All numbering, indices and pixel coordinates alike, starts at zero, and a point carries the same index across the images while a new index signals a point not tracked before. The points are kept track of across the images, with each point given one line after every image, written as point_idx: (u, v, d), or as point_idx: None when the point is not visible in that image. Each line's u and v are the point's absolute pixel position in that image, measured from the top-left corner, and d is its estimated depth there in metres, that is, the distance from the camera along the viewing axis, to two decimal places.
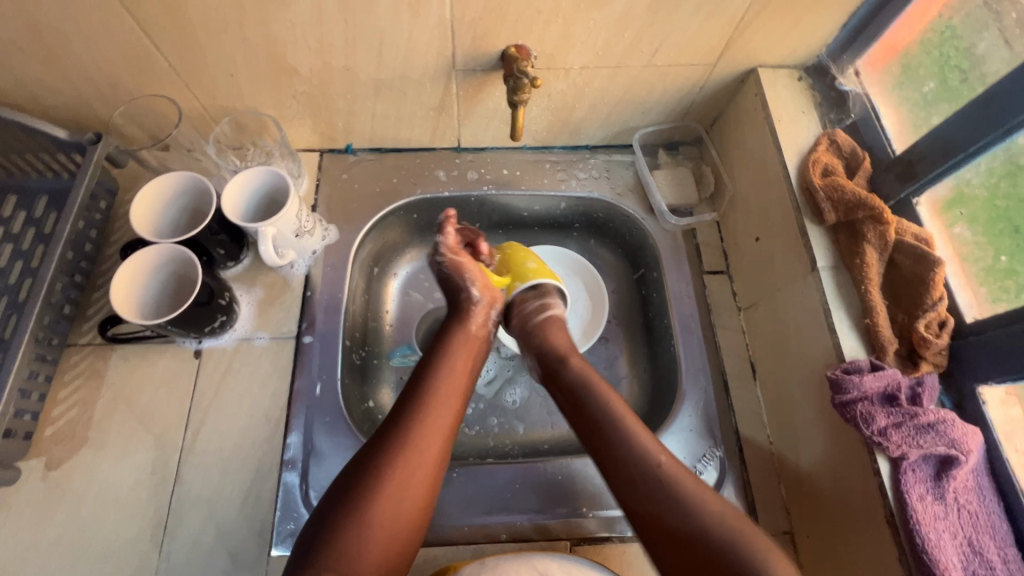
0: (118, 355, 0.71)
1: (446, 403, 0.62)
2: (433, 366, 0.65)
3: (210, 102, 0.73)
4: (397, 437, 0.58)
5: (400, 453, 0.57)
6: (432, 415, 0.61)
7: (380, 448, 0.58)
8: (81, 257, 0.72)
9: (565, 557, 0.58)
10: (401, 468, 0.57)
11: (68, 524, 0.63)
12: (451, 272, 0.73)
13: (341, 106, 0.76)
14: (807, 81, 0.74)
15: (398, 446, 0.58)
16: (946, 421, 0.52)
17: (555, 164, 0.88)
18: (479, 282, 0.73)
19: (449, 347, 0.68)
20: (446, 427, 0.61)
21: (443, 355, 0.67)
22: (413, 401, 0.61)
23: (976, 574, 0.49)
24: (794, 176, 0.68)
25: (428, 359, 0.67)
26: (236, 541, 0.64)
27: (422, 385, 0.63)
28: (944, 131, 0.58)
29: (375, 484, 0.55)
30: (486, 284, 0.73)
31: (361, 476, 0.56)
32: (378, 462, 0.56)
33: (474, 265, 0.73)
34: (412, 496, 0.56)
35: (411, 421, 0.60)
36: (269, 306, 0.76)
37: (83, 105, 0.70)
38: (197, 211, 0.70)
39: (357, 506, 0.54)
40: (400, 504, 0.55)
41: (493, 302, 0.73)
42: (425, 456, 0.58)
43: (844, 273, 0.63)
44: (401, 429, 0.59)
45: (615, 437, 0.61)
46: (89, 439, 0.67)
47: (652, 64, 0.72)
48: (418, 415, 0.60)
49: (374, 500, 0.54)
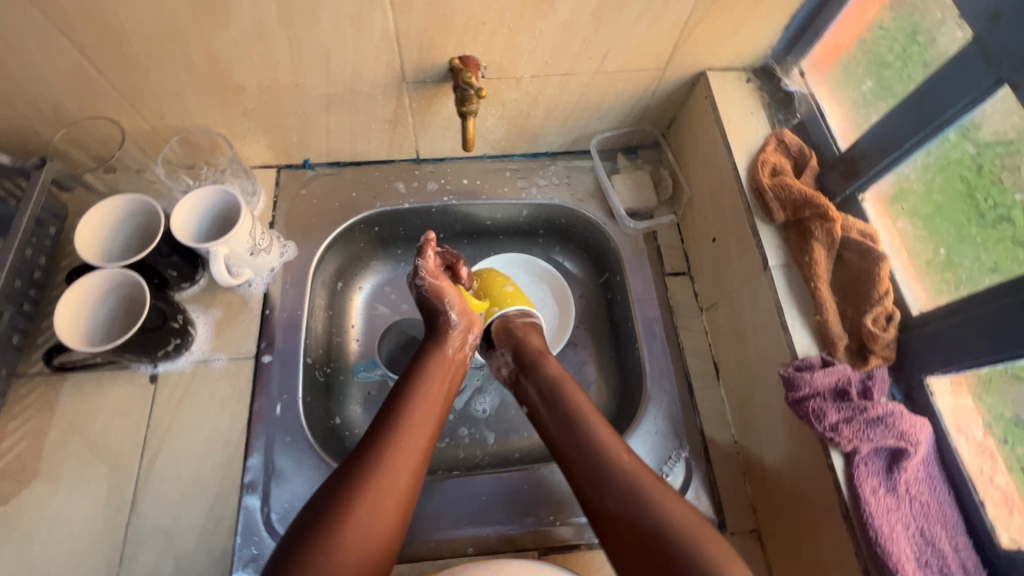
0: (70, 384, 0.70)
1: (422, 428, 0.62)
2: (409, 391, 0.64)
3: (157, 122, 0.72)
4: (371, 463, 0.57)
5: (375, 480, 0.56)
6: (407, 440, 0.60)
7: (354, 474, 0.56)
8: (29, 285, 0.70)
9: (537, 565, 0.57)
10: (375, 497, 0.55)
11: (17, 562, 0.61)
12: (430, 295, 0.72)
13: (294, 121, 0.75)
14: (755, 82, 0.75)
15: (373, 472, 0.56)
16: (895, 414, 0.53)
17: (516, 171, 0.88)
18: (459, 306, 0.72)
19: (425, 370, 0.67)
20: (421, 452, 0.60)
21: (419, 378, 0.66)
22: (388, 425, 0.61)
23: (928, 564, 0.50)
24: (745, 176, 0.69)
25: (403, 383, 0.66)
26: (196, 570, 0.62)
27: (397, 409, 0.62)
28: (883, 129, 0.59)
29: (346, 512, 0.54)
30: (464, 307, 0.73)
31: (331, 501, 0.54)
32: (350, 489, 0.55)
33: (453, 289, 0.73)
34: (386, 524, 0.55)
35: (387, 447, 0.59)
36: (227, 327, 0.75)
37: (24, 130, 0.69)
38: (148, 232, 0.68)
39: (327, 534, 0.52)
40: (373, 532, 0.54)
41: (471, 326, 0.73)
42: (400, 482, 0.57)
43: (795, 271, 0.64)
44: (375, 455, 0.58)
45: (586, 446, 0.62)
46: (41, 471, 0.65)
47: (602, 70, 0.72)
48: (394, 439, 0.59)
49: (345, 529, 0.53)
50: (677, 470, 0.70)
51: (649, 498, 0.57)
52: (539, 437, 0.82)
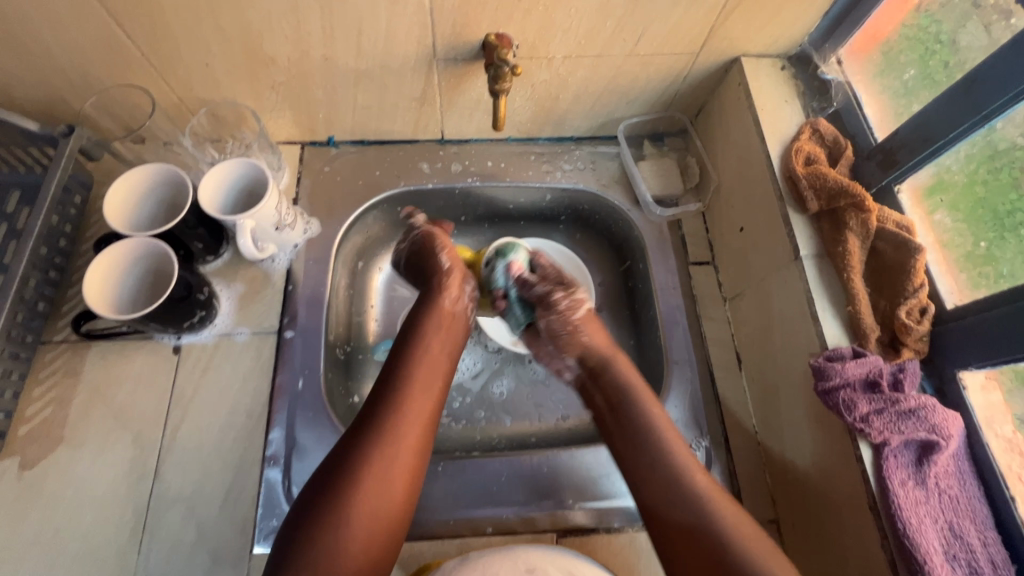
0: (94, 353, 0.70)
1: (423, 388, 0.61)
2: (406, 350, 0.64)
3: (185, 93, 0.71)
4: (373, 428, 0.57)
5: (379, 443, 0.56)
6: (408, 403, 0.59)
7: (357, 439, 0.56)
8: (55, 253, 0.70)
9: (555, 551, 0.55)
10: (382, 462, 0.55)
11: (44, 525, 0.62)
12: (428, 240, 0.74)
13: (321, 97, 0.75)
14: (790, 70, 0.74)
15: (375, 436, 0.56)
16: (927, 407, 0.52)
17: (541, 155, 0.87)
18: (452, 255, 0.73)
19: (423, 327, 0.67)
20: (425, 412, 0.60)
21: (416, 337, 0.66)
22: (388, 390, 0.60)
23: (956, 557, 0.49)
24: (778, 164, 0.68)
25: (400, 341, 0.66)
26: (218, 539, 0.63)
27: (397, 372, 0.62)
28: (925, 119, 0.58)
29: (353, 477, 0.54)
30: (458, 259, 0.74)
31: (340, 469, 0.54)
32: (357, 454, 0.55)
33: (446, 241, 0.74)
34: (394, 485, 0.55)
35: (387, 410, 0.58)
36: (250, 301, 0.75)
37: (53, 97, 0.68)
38: (175, 203, 0.68)
39: (339, 501, 0.52)
40: (382, 491, 0.54)
41: (465, 278, 0.73)
42: (404, 444, 0.57)
43: (827, 261, 0.63)
44: (379, 419, 0.57)
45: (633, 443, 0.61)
46: (65, 438, 0.66)
47: (635, 53, 0.71)
48: (393, 403, 0.59)
49: (355, 495, 0.53)
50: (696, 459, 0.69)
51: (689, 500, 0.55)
52: (555, 423, 0.82)
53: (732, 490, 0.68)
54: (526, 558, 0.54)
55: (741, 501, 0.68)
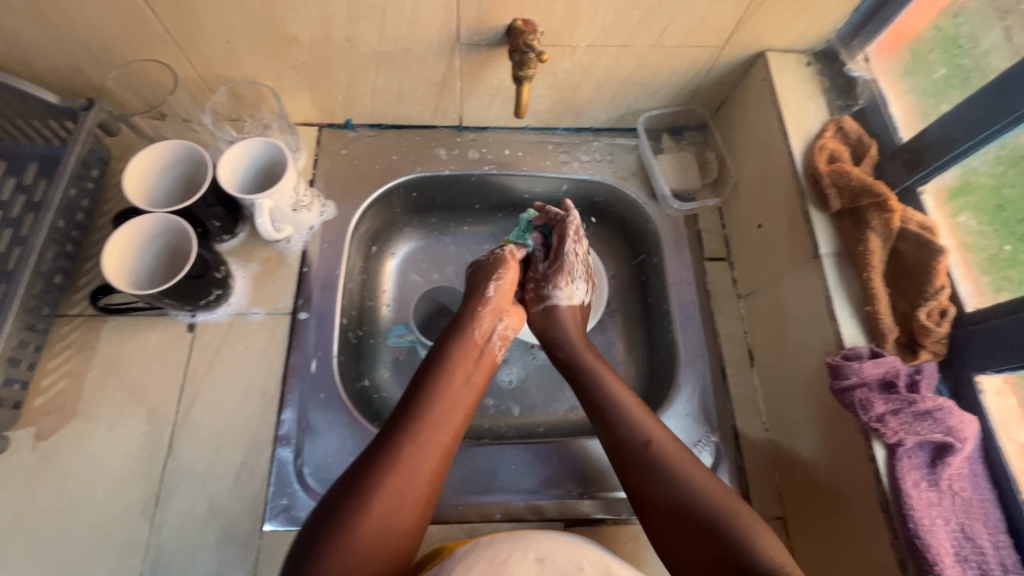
0: (110, 327, 0.70)
1: (442, 421, 0.60)
2: (429, 379, 0.63)
3: (205, 69, 0.71)
4: (388, 455, 0.55)
5: (392, 473, 0.54)
6: (426, 434, 0.58)
7: (371, 466, 0.55)
8: (73, 226, 0.70)
9: (557, 535, 0.54)
10: (391, 494, 0.53)
11: (57, 495, 0.62)
12: (493, 266, 0.74)
13: (342, 78, 0.74)
14: (816, 66, 0.74)
15: (389, 467, 0.55)
16: (944, 408, 0.52)
17: (558, 145, 0.87)
18: (501, 288, 0.73)
19: (450, 356, 0.65)
20: (441, 448, 0.58)
21: (442, 365, 0.64)
22: (408, 417, 0.59)
23: (968, 559, 0.49)
24: (800, 161, 0.68)
25: (425, 367, 0.65)
26: (230, 516, 0.63)
27: (417, 400, 0.61)
28: (952, 120, 0.58)
29: (361, 505, 0.52)
30: (507, 297, 0.73)
31: (351, 494, 0.53)
32: (367, 481, 0.54)
33: (507, 272, 0.73)
34: (400, 521, 0.53)
35: (404, 440, 0.57)
36: (265, 282, 0.75)
37: (74, 70, 0.68)
38: (193, 181, 0.68)
39: (344, 528, 0.51)
40: (388, 526, 0.52)
41: (501, 315, 0.72)
42: (418, 479, 0.55)
43: (847, 261, 0.63)
44: (393, 446, 0.56)
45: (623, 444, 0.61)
46: (80, 411, 0.66)
47: (660, 44, 0.70)
48: (410, 433, 0.57)
49: (360, 524, 0.51)
50: (705, 454, 0.69)
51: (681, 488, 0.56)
52: (563, 414, 0.82)
53: (739, 486, 0.69)
54: (536, 547, 0.52)
55: (749, 498, 0.68)
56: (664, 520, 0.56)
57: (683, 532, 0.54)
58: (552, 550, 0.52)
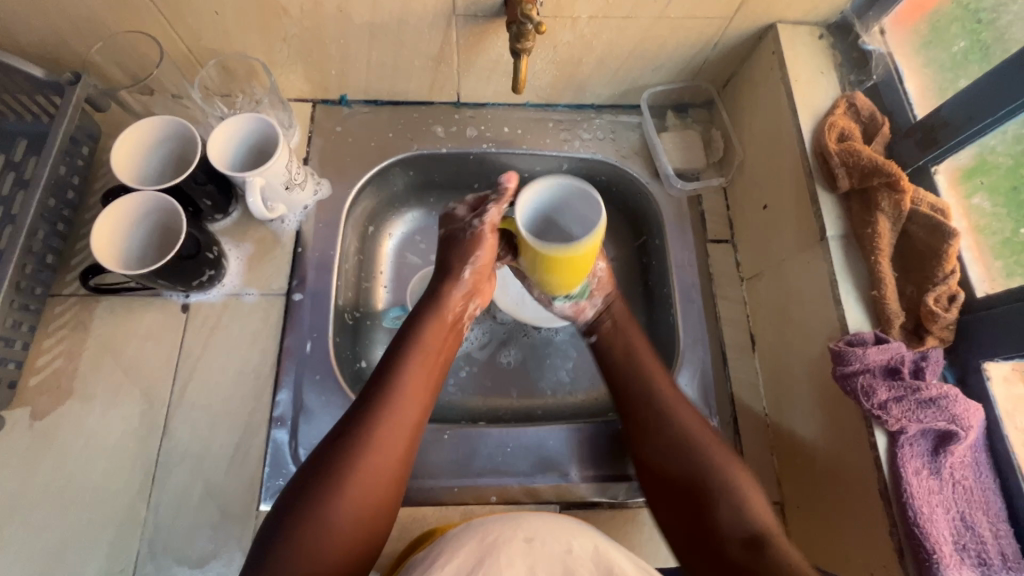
0: (104, 307, 0.70)
1: (411, 405, 0.58)
2: (398, 360, 0.60)
3: (194, 42, 0.69)
4: (357, 437, 0.54)
5: (362, 457, 0.54)
6: (396, 415, 0.57)
7: (342, 448, 0.54)
8: (63, 205, 0.69)
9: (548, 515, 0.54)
10: (363, 477, 0.53)
11: (55, 474, 0.63)
12: (468, 242, 0.64)
13: (335, 51, 0.72)
14: (829, 39, 0.70)
15: (358, 451, 0.54)
16: (949, 396, 0.51)
17: (558, 123, 0.84)
18: (476, 270, 0.65)
19: (420, 336, 0.63)
20: (411, 428, 0.58)
21: (411, 345, 0.62)
22: (376, 398, 0.57)
23: (967, 548, 0.49)
24: (809, 139, 0.65)
25: (394, 347, 0.62)
26: (226, 497, 0.64)
27: (385, 382, 0.59)
28: (971, 95, 0.55)
29: (333, 488, 0.52)
30: (482, 277, 0.66)
31: (321, 476, 0.52)
32: (338, 465, 0.53)
33: (486, 252, 0.64)
34: (372, 497, 0.53)
35: (374, 421, 0.56)
36: (259, 262, 0.74)
37: (58, 43, 0.66)
38: (184, 157, 0.67)
39: (317, 511, 0.50)
40: (361, 508, 0.52)
41: (474, 294, 0.67)
42: (388, 461, 0.55)
43: (854, 243, 0.61)
44: (363, 429, 0.55)
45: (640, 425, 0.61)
46: (75, 391, 0.66)
47: (665, 15, 0.67)
48: (381, 413, 0.56)
49: (333, 501, 0.51)
50: None
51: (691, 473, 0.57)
52: (561, 397, 0.81)
53: None
54: (525, 526, 0.52)
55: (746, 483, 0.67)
56: (674, 499, 0.57)
57: (693, 512, 0.56)
58: (540, 529, 0.52)
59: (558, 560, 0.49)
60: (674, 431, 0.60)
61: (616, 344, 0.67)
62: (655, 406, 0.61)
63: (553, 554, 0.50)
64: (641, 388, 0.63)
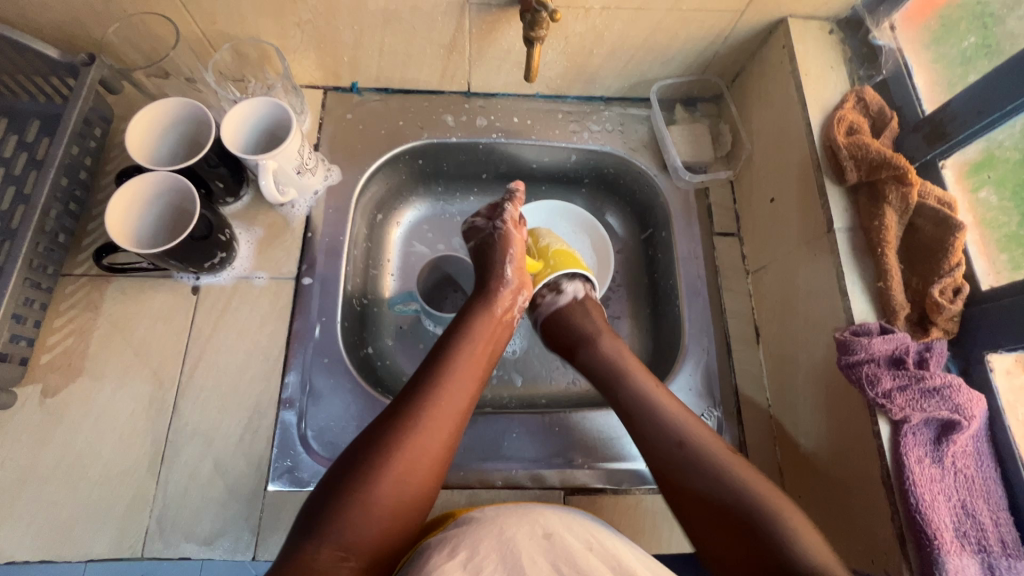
0: (114, 287, 0.70)
1: (463, 388, 0.60)
2: (453, 345, 0.63)
3: (208, 26, 0.69)
4: (410, 418, 0.55)
5: (414, 433, 0.54)
6: (446, 398, 0.58)
7: (393, 429, 0.54)
8: (75, 184, 0.69)
9: (561, 511, 0.55)
10: (415, 452, 0.54)
11: (65, 451, 0.63)
12: (497, 244, 0.73)
13: (347, 38, 0.72)
14: (839, 35, 0.71)
15: (411, 426, 0.55)
16: (952, 386, 0.52)
17: (568, 114, 0.85)
18: (515, 265, 0.72)
19: (473, 326, 0.65)
20: (460, 410, 0.58)
21: (465, 334, 0.64)
22: (429, 380, 0.59)
23: (967, 535, 0.49)
24: (818, 132, 0.66)
25: (449, 333, 0.64)
26: (234, 477, 0.64)
27: (440, 364, 0.60)
28: (979, 90, 0.56)
29: (383, 461, 0.52)
30: (520, 268, 0.72)
31: (371, 450, 0.53)
32: (390, 440, 0.53)
33: (519, 245, 0.73)
34: (421, 474, 0.53)
35: (429, 402, 0.57)
36: (269, 246, 0.74)
37: (73, 23, 0.66)
38: (197, 141, 0.68)
39: (368, 484, 0.51)
40: (409, 484, 0.53)
41: (521, 290, 0.71)
42: (437, 439, 0.55)
43: (861, 235, 0.61)
44: (414, 407, 0.56)
45: (641, 431, 0.61)
46: (86, 369, 0.67)
47: (677, 7, 0.67)
48: (432, 396, 0.57)
49: (383, 474, 0.52)
50: None
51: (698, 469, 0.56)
52: (565, 386, 0.82)
53: None
54: (543, 522, 0.53)
55: None
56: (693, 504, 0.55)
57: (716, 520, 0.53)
58: (557, 526, 0.53)
59: (581, 553, 0.50)
60: (668, 429, 0.60)
61: (600, 357, 0.68)
62: (640, 407, 0.62)
63: (571, 547, 0.50)
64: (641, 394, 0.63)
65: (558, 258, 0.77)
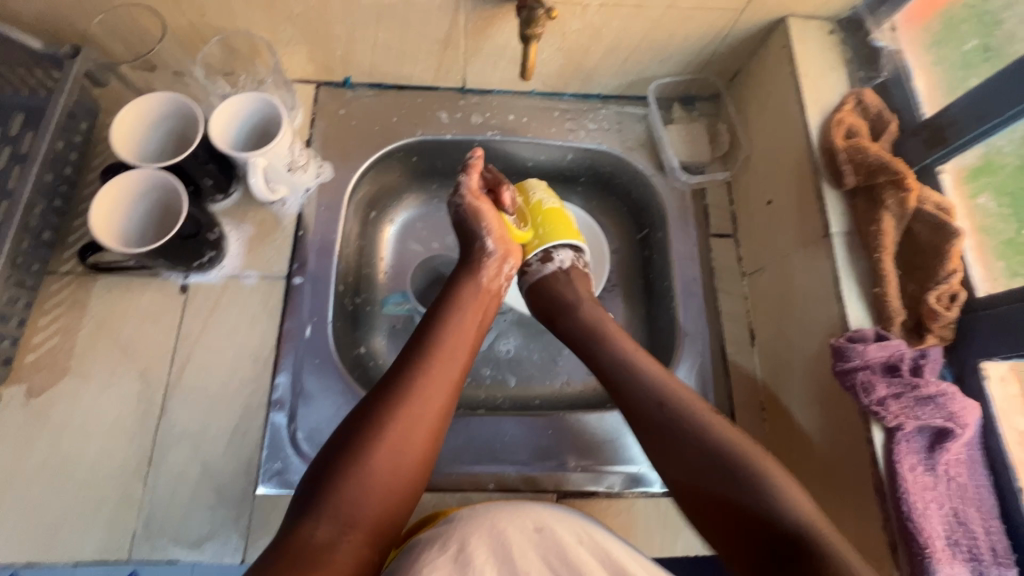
0: (101, 286, 0.69)
1: (452, 359, 0.59)
2: (441, 318, 0.62)
3: (196, 19, 0.67)
4: (399, 391, 0.54)
5: (402, 407, 0.53)
6: (436, 370, 0.57)
7: (378, 405, 0.53)
8: (60, 180, 0.68)
9: (557, 506, 0.54)
10: (404, 426, 0.53)
11: (52, 451, 0.62)
12: (466, 218, 0.68)
13: (340, 33, 0.71)
14: (839, 35, 0.70)
15: (399, 400, 0.54)
16: (947, 394, 0.51)
17: (564, 112, 0.83)
18: (494, 234, 0.68)
19: (461, 298, 0.64)
20: (450, 383, 0.57)
21: (453, 306, 0.63)
22: (416, 355, 0.58)
23: (958, 543, 0.50)
24: (816, 134, 0.65)
25: (436, 307, 0.63)
26: (223, 478, 0.63)
27: (427, 337, 0.59)
28: (979, 95, 0.55)
29: (371, 439, 0.51)
30: (503, 236, 0.69)
31: (360, 428, 0.52)
32: (378, 416, 0.53)
33: (492, 213, 0.68)
34: (412, 447, 0.53)
35: (416, 375, 0.56)
36: (259, 244, 0.73)
37: (56, 14, 0.64)
38: (184, 136, 0.66)
39: (359, 461, 0.50)
40: (400, 458, 0.52)
41: (507, 257, 0.69)
42: (427, 412, 0.54)
43: (858, 240, 0.61)
44: (402, 382, 0.55)
45: (638, 412, 0.61)
46: (72, 369, 0.66)
47: (676, 5, 0.66)
48: (420, 368, 0.56)
49: (373, 451, 0.51)
50: None
51: (694, 439, 0.57)
52: (559, 387, 0.81)
53: None
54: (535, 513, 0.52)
55: None
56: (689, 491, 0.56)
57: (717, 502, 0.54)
58: (550, 519, 0.52)
59: (571, 549, 0.50)
60: (676, 415, 0.59)
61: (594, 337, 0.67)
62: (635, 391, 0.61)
63: (561, 543, 0.50)
64: (641, 377, 0.62)
65: (547, 227, 0.74)
